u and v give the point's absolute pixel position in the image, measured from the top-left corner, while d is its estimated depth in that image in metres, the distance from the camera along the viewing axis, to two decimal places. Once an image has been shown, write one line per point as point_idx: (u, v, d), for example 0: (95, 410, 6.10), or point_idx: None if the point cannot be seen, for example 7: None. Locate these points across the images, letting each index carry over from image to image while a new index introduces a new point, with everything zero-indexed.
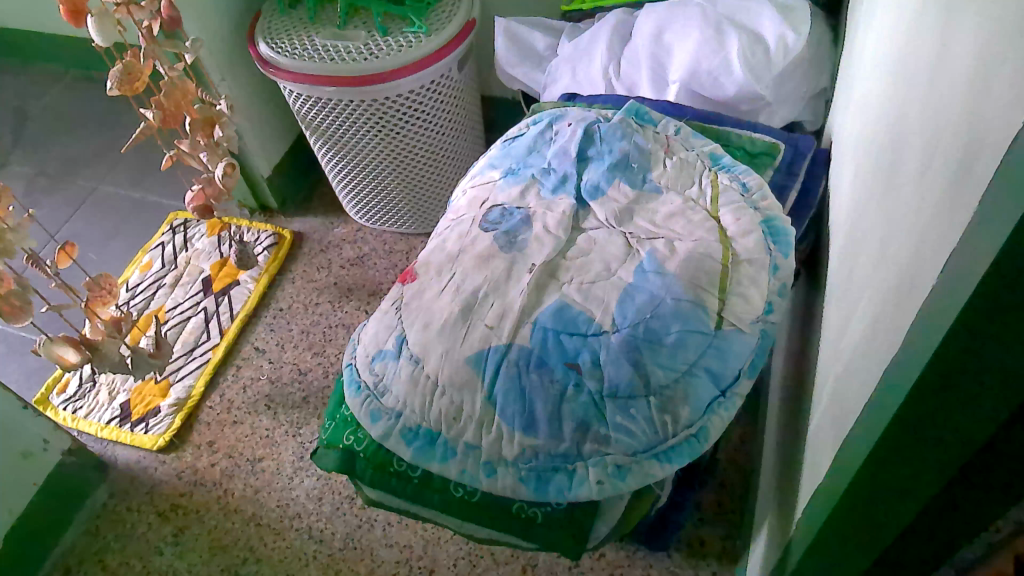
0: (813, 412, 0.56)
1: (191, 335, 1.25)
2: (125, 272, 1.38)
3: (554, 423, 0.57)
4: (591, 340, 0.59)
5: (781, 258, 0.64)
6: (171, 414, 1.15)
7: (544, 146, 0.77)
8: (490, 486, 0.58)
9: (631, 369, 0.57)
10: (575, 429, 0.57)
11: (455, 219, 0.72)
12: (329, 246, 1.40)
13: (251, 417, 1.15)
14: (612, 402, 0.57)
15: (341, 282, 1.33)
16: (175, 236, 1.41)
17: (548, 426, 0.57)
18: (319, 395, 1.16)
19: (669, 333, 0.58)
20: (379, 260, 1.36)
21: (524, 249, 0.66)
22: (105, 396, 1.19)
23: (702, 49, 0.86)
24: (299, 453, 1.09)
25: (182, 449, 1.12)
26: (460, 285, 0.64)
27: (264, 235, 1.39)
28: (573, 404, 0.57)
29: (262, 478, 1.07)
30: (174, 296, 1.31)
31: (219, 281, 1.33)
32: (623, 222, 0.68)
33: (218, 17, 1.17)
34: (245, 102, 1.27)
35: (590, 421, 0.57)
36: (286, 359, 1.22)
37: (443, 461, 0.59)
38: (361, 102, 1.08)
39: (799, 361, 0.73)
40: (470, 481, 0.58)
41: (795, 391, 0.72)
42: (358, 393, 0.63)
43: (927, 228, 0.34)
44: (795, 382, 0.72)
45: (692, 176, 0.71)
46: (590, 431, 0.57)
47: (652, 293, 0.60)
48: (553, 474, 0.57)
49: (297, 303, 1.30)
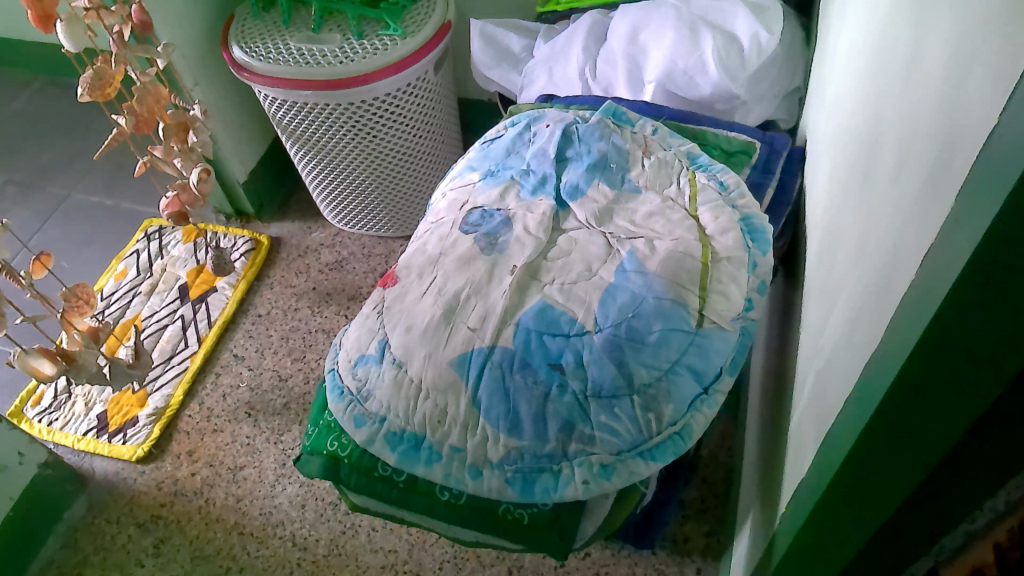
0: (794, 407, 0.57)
1: (169, 343, 1.24)
2: (99, 281, 1.36)
3: (540, 423, 0.57)
4: (574, 339, 0.59)
5: (760, 255, 0.65)
6: (150, 424, 1.14)
7: (523, 147, 0.77)
8: (476, 488, 0.58)
9: (615, 368, 0.57)
10: (560, 428, 0.57)
11: (435, 222, 0.72)
12: (306, 251, 1.39)
13: (232, 425, 1.14)
14: (596, 401, 0.57)
15: (320, 286, 1.33)
16: (150, 243, 1.40)
17: (533, 428, 0.57)
18: (300, 401, 1.16)
19: (650, 332, 0.58)
20: (358, 264, 1.36)
21: (505, 250, 0.66)
22: (81, 407, 1.17)
23: (677, 48, 0.87)
24: (281, 461, 1.09)
25: (161, 459, 1.11)
26: (442, 288, 0.64)
27: (241, 241, 1.39)
28: (557, 404, 0.57)
29: (244, 486, 1.06)
30: (150, 304, 1.30)
31: (196, 288, 1.32)
32: (603, 222, 0.68)
33: (191, 22, 1.16)
34: (219, 107, 1.26)
35: (576, 421, 0.57)
36: (266, 365, 1.22)
37: (428, 464, 0.59)
38: (337, 105, 1.08)
39: (779, 357, 0.73)
40: (456, 484, 0.58)
41: (775, 386, 0.73)
42: (341, 398, 0.63)
43: (903, 225, 0.35)
44: (776, 378, 0.73)
45: (670, 175, 0.71)
46: (575, 432, 0.57)
47: (633, 292, 0.60)
48: (539, 475, 0.57)
49: (277, 309, 1.30)
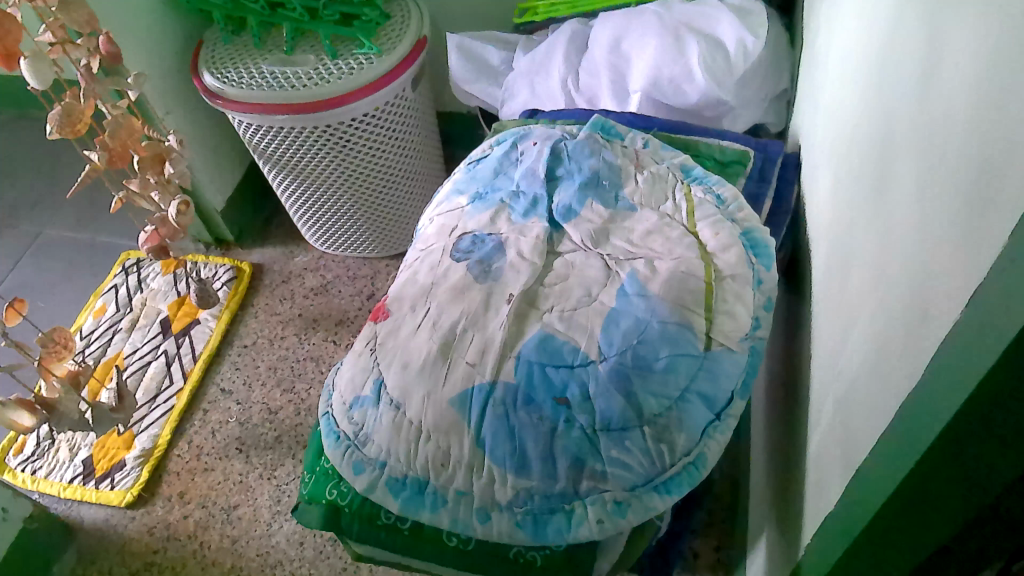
0: (811, 429, 0.55)
1: (154, 381, 1.22)
2: (77, 319, 1.33)
3: (548, 463, 0.54)
4: (578, 370, 0.57)
5: (764, 271, 0.62)
6: (138, 466, 1.12)
7: (510, 167, 0.75)
8: (484, 533, 0.55)
9: (623, 400, 0.55)
10: (570, 466, 0.54)
11: (425, 250, 0.70)
12: (290, 276, 1.36)
13: (223, 463, 1.13)
14: (606, 435, 0.54)
15: (306, 313, 1.30)
16: (128, 277, 1.37)
17: (542, 468, 0.54)
18: (292, 434, 1.15)
19: (658, 359, 0.56)
20: (344, 286, 1.33)
21: (500, 277, 0.64)
22: (65, 453, 1.15)
23: (661, 57, 0.85)
24: (276, 497, 1.08)
25: (152, 502, 1.10)
26: (437, 320, 0.62)
27: (221, 270, 1.36)
28: (565, 441, 0.54)
29: (239, 526, 1.05)
30: (132, 341, 1.27)
31: (178, 321, 1.30)
32: (600, 243, 0.65)
33: (161, 51, 1.13)
34: (194, 135, 1.23)
35: (587, 458, 0.54)
36: (254, 398, 1.20)
37: (433, 510, 0.56)
38: (314, 128, 1.05)
39: (785, 370, 0.71)
40: (464, 529, 0.56)
41: (785, 400, 0.70)
42: (338, 444, 0.60)
43: (936, 250, 0.32)
44: (785, 391, 0.71)
45: (665, 190, 0.69)
46: (586, 470, 0.54)
47: (637, 317, 0.58)
48: (551, 515, 0.55)
49: (263, 338, 1.28)
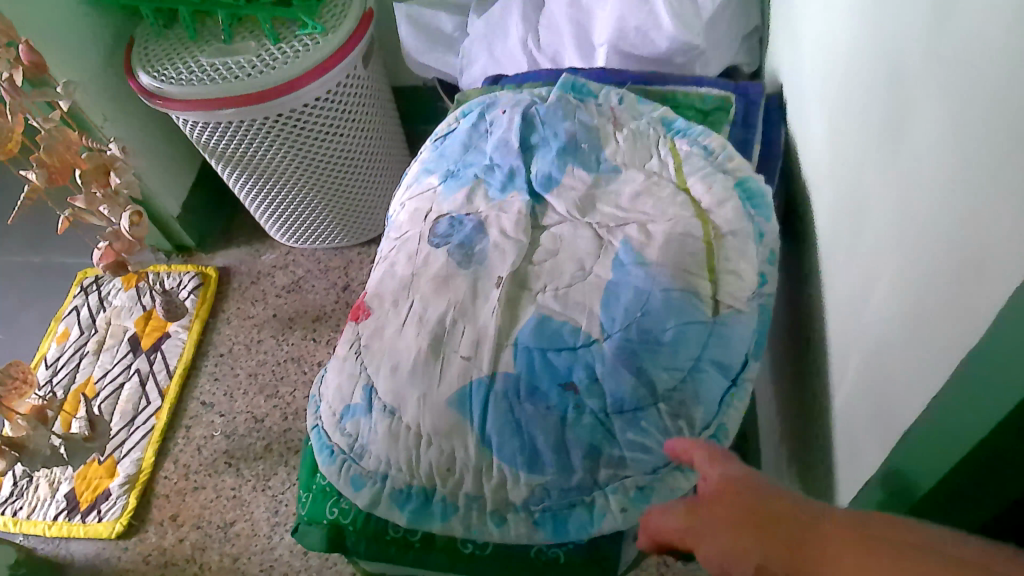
0: (833, 386, 0.52)
1: (130, 403, 1.17)
2: (41, 347, 1.27)
3: (562, 454, 0.51)
4: (581, 352, 0.53)
5: (765, 223, 0.58)
6: (124, 493, 1.07)
7: (481, 140, 0.70)
8: (502, 537, 0.52)
9: (634, 378, 0.51)
10: (585, 456, 0.51)
11: (399, 239, 0.65)
12: (259, 277, 1.31)
13: (213, 479, 1.08)
14: (619, 418, 0.51)
15: (281, 312, 1.25)
16: (89, 297, 1.31)
17: (555, 462, 0.51)
18: (281, 440, 1.10)
19: (665, 330, 0.52)
20: (317, 281, 1.28)
21: (484, 261, 0.60)
22: (45, 490, 1.10)
23: (624, 5, 0.79)
24: (273, 509, 1.03)
25: (143, 529, 1.05)
26: (423, 315, 0.58)
27: (186, 278, 1.30)
28: (577, 429, 0.51)
29: (238, 543, 1.01)
30: (101, 363, 1.22)
31: (147, 337, 1.24)
32: (587, 212, 0.61)
33: (88, 55, 1.05)
34: (137, 141, 1.16)
35: (602, 445, 0.51)
36: (238, 408, 1.15)
37: (443, 519, 0.52)
38: (265, 120, 0.99)
39: (793, 321, 0.68)
40: (479, 536, 0.52)
41: (797, 352, 0.67)
42: (333, 459, 0.56)
43: (1002, 177, 0.29)
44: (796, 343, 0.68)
45: (648, 147, 0.65)
46: (602, 458, 0.51)
47: (637, 288, 0.54)
48: (571, 510, 0.51)
49: (239, 345, 1.22)
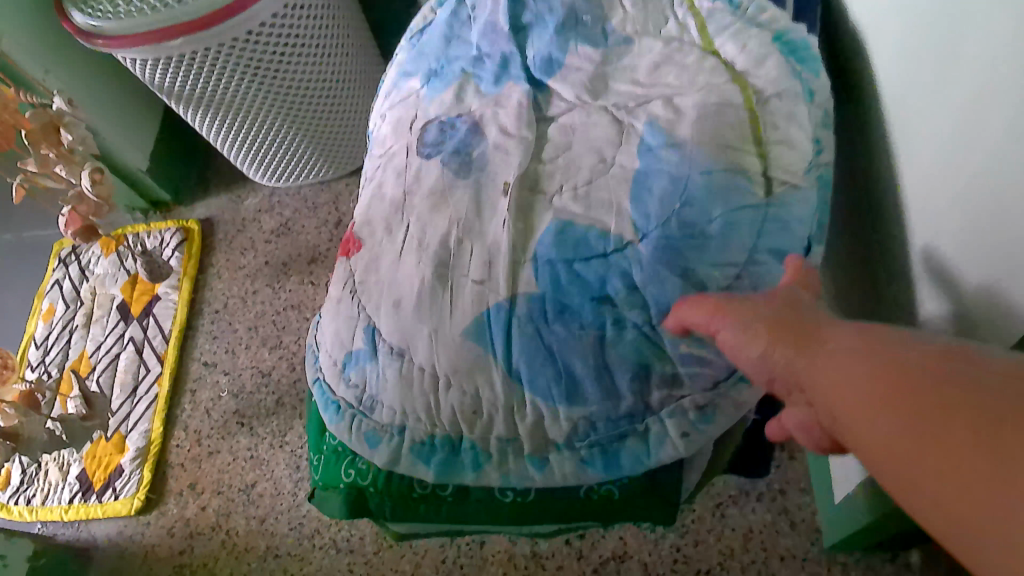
0: (941, 259, 0.46)
1: (129, 374, 1.10)
2: (28, 327, 1.21)
3: (605, 379, 0.44)
4: (614, 259, 0.45)
5: (813, 79, 0.49)
6: (137, 468, 1.02)
7: (463, 29, 0.60)
8: (546, 481, 0.46)
9: (682, 282, 0.44)
10: (634, 378, 0.44)
11: (383, 156, 0.56)
12: (245, 224, 1.22)
13: (227, 442, 1.02)
14: (667, 330, 0.44)
15: (273, 259, 1.17)
16: (69, 268, 1.23)
17: (598, 389, 0.44)
18: (292, 393, 1.04)
19: (710, 221, 0.44)
20: (307, 220, 1.19)
21: (486, 166, 0.51)
22: (56, 474, 1.05)
23: None
24: (294, 465, 0.98)
25: (163, 502, 1.00)
26: (421, 239, 0.50)
27: (168, 235, 1.21)
28: (619, 349, 0.44)
29: (263, 505, 0.96)
30: (92, 337, 1.15)
31: (137, 303, 1.16)
32: (600, 94, 0.52)
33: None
34: (87, 92, 1.05)
35: (652, 363, 0.44)
36: (242, 365, 1.08)
37: (476, 470, 0.47)
38: (220, 47, 0.88)
39: (868, 192, 0.59)
40: (520, 482, 0.46)
41: (871, 228, 0.58)
42: (341, 415, 0.50)
43: None
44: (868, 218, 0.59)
45: (662, 11, 0.54)
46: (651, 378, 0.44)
47: (671, 173, 0.46)
48: (622, 442, 0.45)
49: (234, 299, 1.15)
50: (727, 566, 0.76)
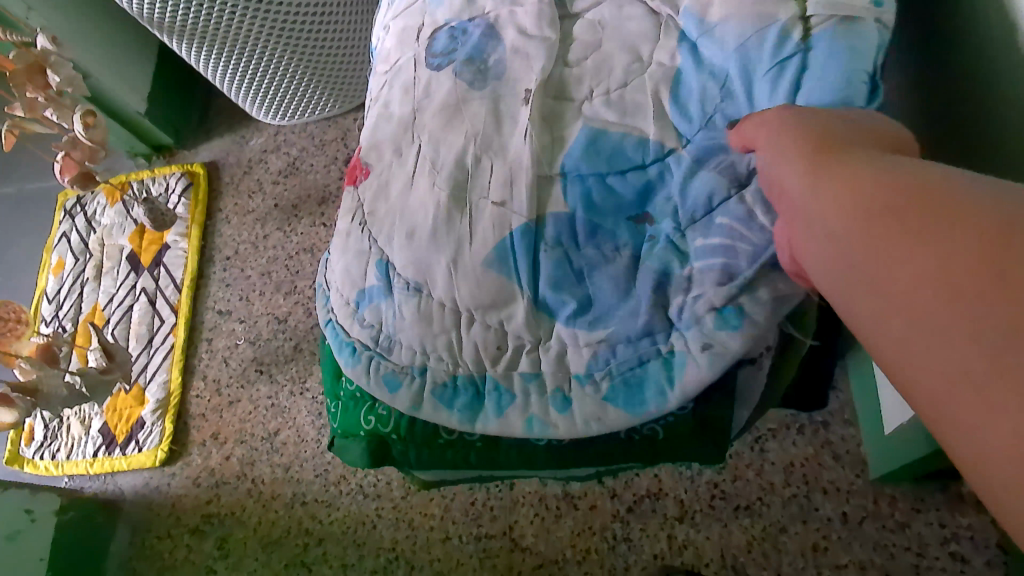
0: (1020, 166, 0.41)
1: (143, 326, 1.08)
2: (39, 283, 1.18)
3: (629, 294, 0.44)
4: (652, 169, 0.45)
5: None
6: (159, 420, 1.00)
7: None
8: (569, 425, 0.44)
9: (708, 173, 0.43)
10: (653, 287, 0.43)
11: (390, 70, 0.55)
12: (251, 166, 1.16)
13: (247, 391, 0.99)
14: (693, 229, 0.43)
15: (282, 201, 1.12)
16: (75, 220, 1.19)
17: (619, 299, 0.44)
18: (310, 338, 1.00)
19: (745, 102, 0.44)
20: (315, 158, 1.13)
21: (504, 74, 0.50)
22: (79, 428, 1.04)
23: None
24: (316, 411, 0.95)
25: (187, 453, 0.98)
26: (436, 158, 0.49)
27: (173, 181, 1.16)
28: (650, 261, 0.44)
29: (287, 452, 0.94)
30: (104, 289, 1.12)
31: (146, 253, 1.13)
32: None
33: None
34: (76, 30, 0.99)
35: (673, 269, 0.43)
36: (257, 312, 1.05)
37: (499, 415, 0.46)
38: None
39: (916, 98, 0.52)
40: (542, 430, 0.45)
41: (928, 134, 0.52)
42: (356, 359, 0.49)
43: None
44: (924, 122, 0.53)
45: None
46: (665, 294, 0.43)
47: (712, 73, 0.45)
48: (645, 367, 0.43)
49: (244, 245, 1.10)
50: (768, 500, 0.73)
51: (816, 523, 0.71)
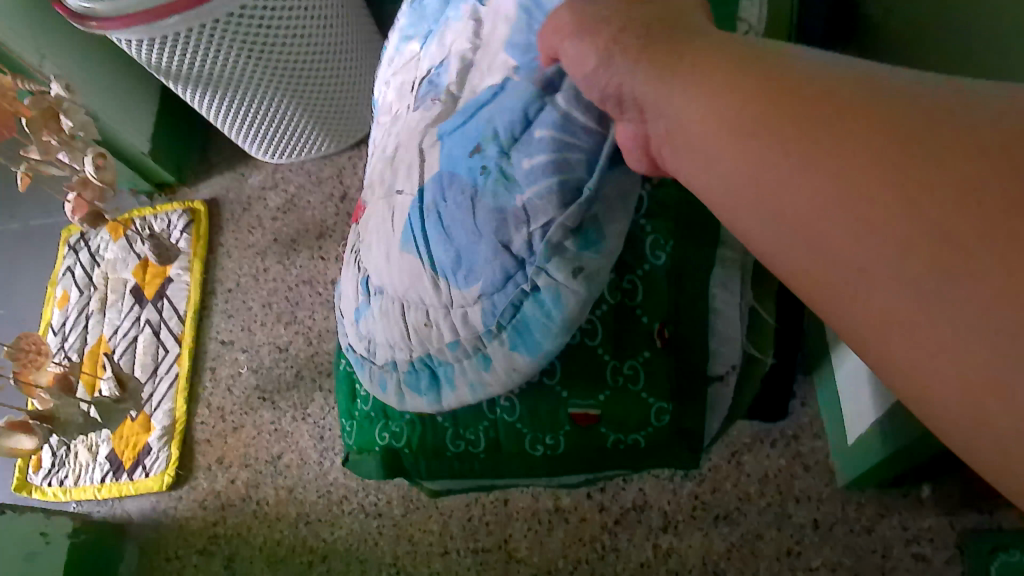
0: None
1: (148, 356, 1.12)
2: (45, 316, 1.22)
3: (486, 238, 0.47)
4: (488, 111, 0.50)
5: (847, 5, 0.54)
6: (165, 446, 1.04)
7: None
8: (493, 378, 0.50)
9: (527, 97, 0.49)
10: (494, 223, 0.47)
11: (394, 118, 0.61)
12: (250, 202, 1.22)
13: (251, 417, 1.04)
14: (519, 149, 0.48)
15: (281, 235, 1.17)
16: (80, 255, 1.24)
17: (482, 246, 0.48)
18: (311, 366, 1.05)
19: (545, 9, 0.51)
20: (312, 195, 1.18)
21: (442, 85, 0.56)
22: (87, 455, 1.08)
23: None
24: (317, 435, 1.00)
25: (192, 477, 1.03)
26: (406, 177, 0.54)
27: (175, 217, 1.22)
28: (491, 195, 0.48)
29: (290, 474, 0.98)
30: (109, 321, 1.17)
31: (150, 286, 1.18)
32: None
33: None
34: (86, 77, 1.05)
35: (505, 203, 0.47)
36: (259, 341, 1.10)
37: (449, 387, 0.52)
38: (214, 24, 0.88)
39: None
40: (480, 390, 0.50)
41: None
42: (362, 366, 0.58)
43: None
44: None
45: None
46: (515, 228, 0.46)
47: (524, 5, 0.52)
48: (523, 308, 0.48)
49: (246, 277, 1.16)
50: (745, 509, 0.79)
51: (790, 529, 0.76)
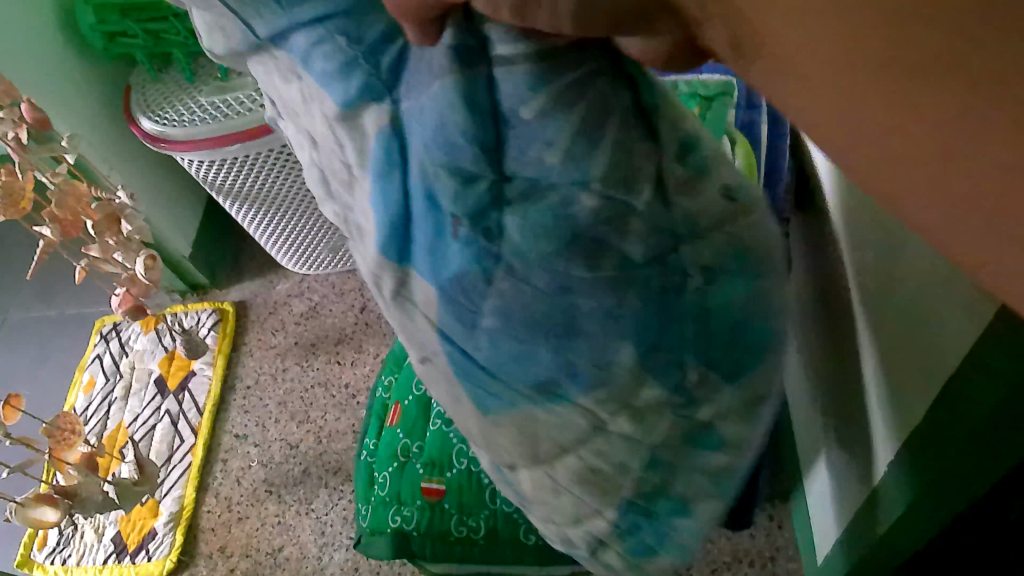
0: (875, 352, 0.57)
1: (164, 443, 1.19)
2: (68, 398, 1.30)
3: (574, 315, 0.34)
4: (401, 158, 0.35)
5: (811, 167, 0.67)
6: (170, 531, 1.09)
7: None
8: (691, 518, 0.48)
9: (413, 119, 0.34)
10: (579, 274, 0.33)
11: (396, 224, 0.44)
12: (275, 307, 1.32)
13: (256, 509, 1.10)
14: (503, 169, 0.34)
15: (302, 339, 1.27)
16: (109, 344, 1.33)
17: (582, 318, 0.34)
18: (318, 463, 1.12)
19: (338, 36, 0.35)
20: (334, 305, 1.29)
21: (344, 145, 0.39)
22: (92, 536, 1.13)
23: None
24: (319, 530, 1.05)
25: (193, 564, 1.07)
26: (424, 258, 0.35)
27: (204, 315, 1.31)
28: (538, 227, 0.33)
29: (290, 567, 1.03)
30: (130, 408, 1.24)
31: (173, 377, 1.26)
32: None
33: (87, 102, 1.06)
34: (145, 186, 1.18)
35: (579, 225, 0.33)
36: (271, 437, 1.17)
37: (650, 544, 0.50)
38: (268, 152, 1.02)
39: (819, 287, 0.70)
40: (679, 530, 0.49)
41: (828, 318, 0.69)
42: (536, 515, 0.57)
43: None
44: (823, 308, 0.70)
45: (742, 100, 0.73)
46: (610, 255, 0.33)
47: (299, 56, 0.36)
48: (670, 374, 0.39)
49: (264, 376, 1.24)
50: None
51: None
